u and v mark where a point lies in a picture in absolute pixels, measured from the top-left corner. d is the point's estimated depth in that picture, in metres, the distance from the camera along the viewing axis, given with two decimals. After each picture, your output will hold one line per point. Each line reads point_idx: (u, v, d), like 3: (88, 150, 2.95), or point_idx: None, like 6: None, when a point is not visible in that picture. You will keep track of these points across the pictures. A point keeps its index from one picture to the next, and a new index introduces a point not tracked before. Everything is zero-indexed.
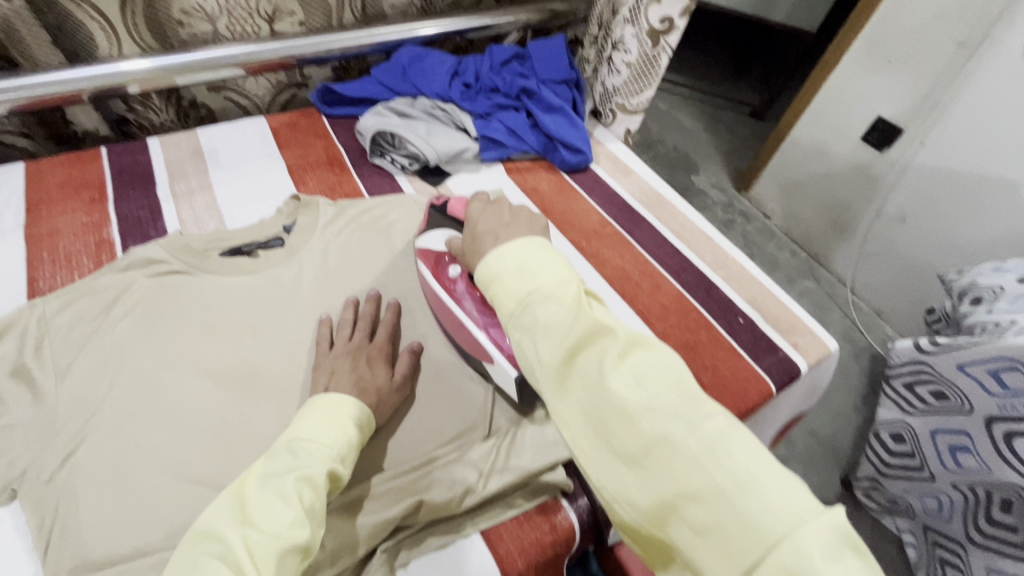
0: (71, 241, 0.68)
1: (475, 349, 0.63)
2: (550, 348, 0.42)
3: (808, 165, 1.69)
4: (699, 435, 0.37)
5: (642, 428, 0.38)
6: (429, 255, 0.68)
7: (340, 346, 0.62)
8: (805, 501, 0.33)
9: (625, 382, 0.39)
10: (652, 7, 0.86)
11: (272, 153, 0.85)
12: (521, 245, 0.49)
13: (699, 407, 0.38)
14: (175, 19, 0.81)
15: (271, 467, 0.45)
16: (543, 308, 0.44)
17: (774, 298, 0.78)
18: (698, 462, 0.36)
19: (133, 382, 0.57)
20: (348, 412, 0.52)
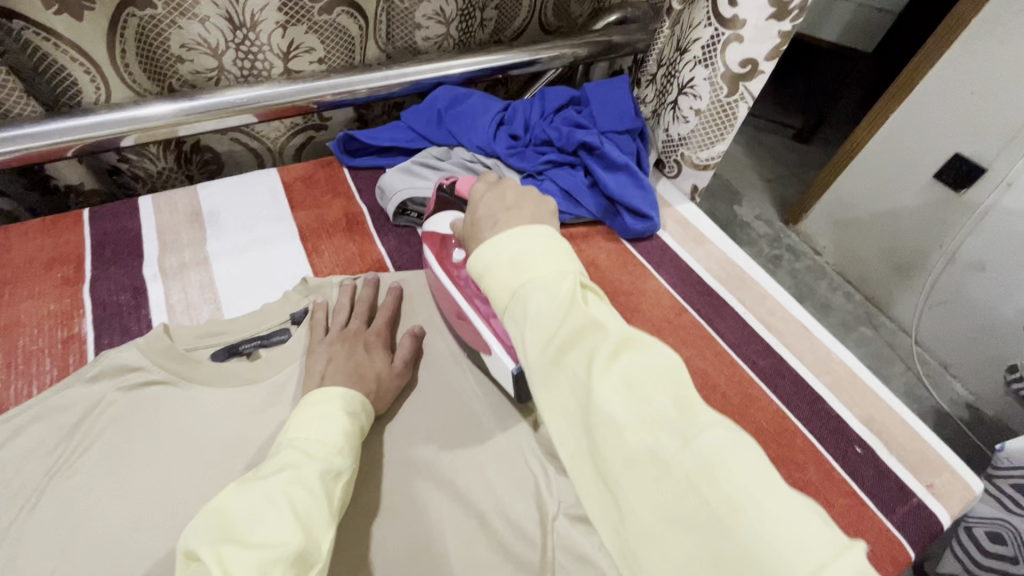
0: (34, 337, 0.56)
1: (474, 337, 0.59)
2: (537, 346, 0.36)
3: (870, 202, 1.50)
4: (696, 452, 0.30)
5: (629, 442, 0.31)
6: (434, 238, 0.63)
7: (334, 333, 0.58)
8: (822, 536, 0.26)
9: (614, 388, 0.33)
10: (731, 48, 0.69)
11: (283, 214, 0.72)
12: (514, 235, 0.42)
13: (700, 417, 0.31)
14: (175, 55, 0.69)
15: (259, 471, 0.40)
16: (532, 299, 0.37)
17: (892, 415, 0.63)
18: (691, 483, 0.29)
19: (95, 547, 0.45)
20: (341, 403, 0.48)
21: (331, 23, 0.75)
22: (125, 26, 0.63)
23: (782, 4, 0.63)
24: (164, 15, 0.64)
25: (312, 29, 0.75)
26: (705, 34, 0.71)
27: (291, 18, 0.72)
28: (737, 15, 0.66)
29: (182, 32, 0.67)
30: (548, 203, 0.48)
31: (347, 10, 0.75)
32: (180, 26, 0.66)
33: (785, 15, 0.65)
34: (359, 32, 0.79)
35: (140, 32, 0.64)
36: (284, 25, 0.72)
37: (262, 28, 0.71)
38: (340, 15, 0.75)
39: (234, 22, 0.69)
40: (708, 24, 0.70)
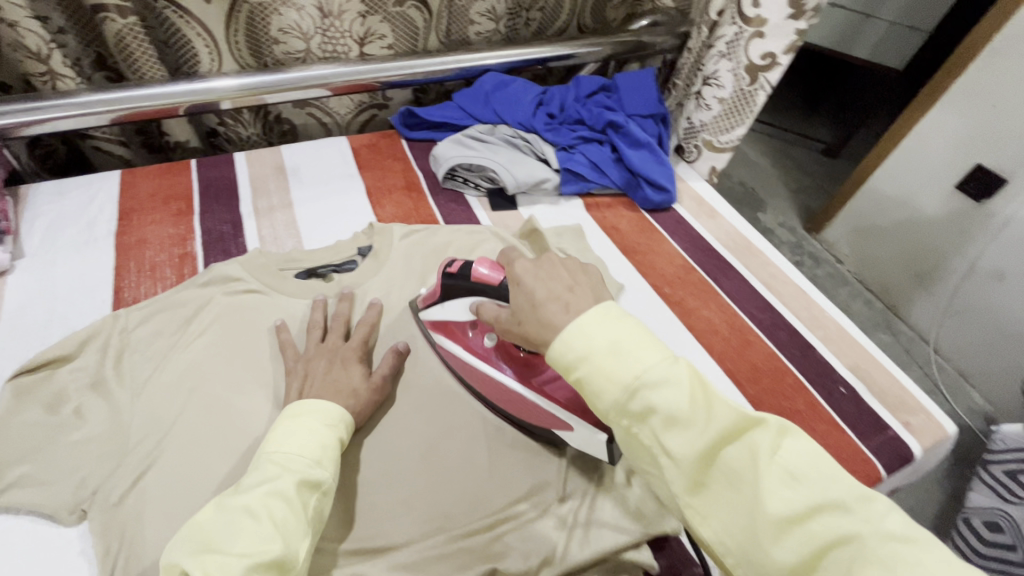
0: (157, 252, 0.69)
1: (538, 416, 0.56)
2: (685, 443, 0.36)
3: (891, 212, 1.55)
4: (882, 533, 0.31)
5: (812, 528, 0.32)
6: (453, 330, 0.62)
7: (313, 348, 0.60)
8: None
9: (781, 480, 0.33)
10: (753, 43, 0.79)
11: (351, 173, 0.85)
12: (591, 317, 0.41)
13: (871, 501, 0.33)
14: (273, 37, 0.83)
15: (243, 483, 0.43)
16: (662, 397, 0.36)
17: (877, 366, 0.71)
18: (889, 568, 0.30)
19: (205, 403, 0.56)
20: (319, 417, 0.50)
21: (401, 14, 0.89)
22: (238, 13, 0.78)
23: (800, 6, 0.74)
24: (270, 2, 0.78)
25: (385, 19, 0.88)
26: (730, 32, 0.80)
27: (370, 9, 0.85)
28: (759, 14, 0.76)
29: (282, 17, 0.81)
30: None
31: (416, 4, 0.88)
32: (279, 13, 0.80)
33: (801, 16, 0.75)
34: (423, 24, 0.92)
35: (250, 17, 0.79)
36: (364, 14, 0.86)
37: (346, 16, 0.85)
38: (409, 8, 0.89)
39: (323, 11, 0.83)
40: (733, 23, 0.80)
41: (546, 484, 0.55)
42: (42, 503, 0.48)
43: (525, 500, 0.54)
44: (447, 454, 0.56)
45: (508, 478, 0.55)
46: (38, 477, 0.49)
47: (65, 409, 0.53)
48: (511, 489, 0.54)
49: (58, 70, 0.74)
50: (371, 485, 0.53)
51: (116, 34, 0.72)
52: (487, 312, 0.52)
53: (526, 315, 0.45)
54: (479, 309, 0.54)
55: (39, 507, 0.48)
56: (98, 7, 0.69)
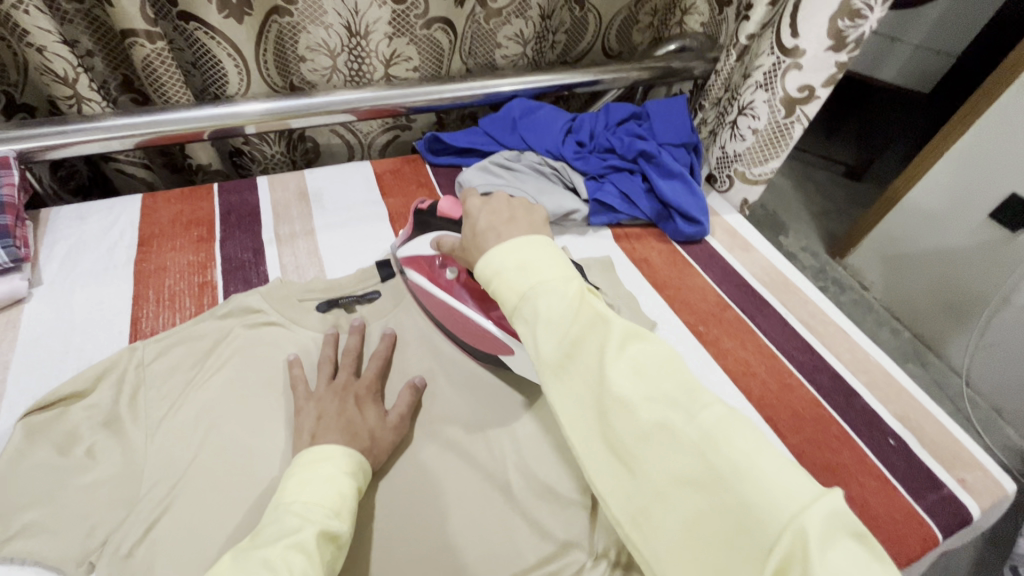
0: (176, 280, 0.67)
1: (487, 342, 0.61)
2: (551, 343, 0.38)
3: (922, 237, 1.47)
4: (699, 424, 0.34)
5: (639, 416, 0.35)
6: (420, 263, 0.65)
7: (323, 386, 0.57)
8: (803, 484, 0.30)
9: (625, 373, 0.36)
10: (791, 74, 0.76)
11: (375, 199, 0.83)
12: (517, 244, 0.44)
13: (697, 397, 0.35)
14: (300, 54, 0.82)
15: (258, 538, 0.39)
16: (543, 301, 0.39)
17: (926, 414, 0.67)
18: (695, 448, 0.33)
19: (222, 445, 0.53)
20: (339, 463, 0.47)
21: (428, 37, 0.88)
22: (268, 30, 0.78)
23: (840, 37, 0.70)
24: (298, 21, 0.78)
25: (412, 41, 0.87)
26: (768, 62, 0.78)
27: (398, 30, 0.84)
28: (798, 45, 0.73)
29: (310, 35, 0.80)
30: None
31: (442, 26, 0.87)
32: (308, 30, 0.80)
33: (841, 47, 0.71)
34: (449, 46, 0.91)
35: (278, 36, 0.80)
36: (391, 36, 0.84)
37: (373, 37, 0.83)
38: (436, 31, 0.88)
39: (351, 30, 0.82)
40: (771, 53, 0.77)
41: (578, 541, 0.51)
42: (49, 555, 0.45)
43: (557, 558, 0.50)
44: (475, 503, 0.53)
45: (538, 533, 0.51)
46: (47, 525, 0.46)
47: (77, 450, 0.51)
48: (542, 544, 0.51)
49: (83, 94, 0.72)
50: (395, 537, 0.50)
51: (143, 58, 0.71)
52: (444, 243, 0.57)
53: (469, 243, 0.49)
54: (440, 243, 0.58)
55: (45, 560, 0.45)
56: (127, 33, 0.68)
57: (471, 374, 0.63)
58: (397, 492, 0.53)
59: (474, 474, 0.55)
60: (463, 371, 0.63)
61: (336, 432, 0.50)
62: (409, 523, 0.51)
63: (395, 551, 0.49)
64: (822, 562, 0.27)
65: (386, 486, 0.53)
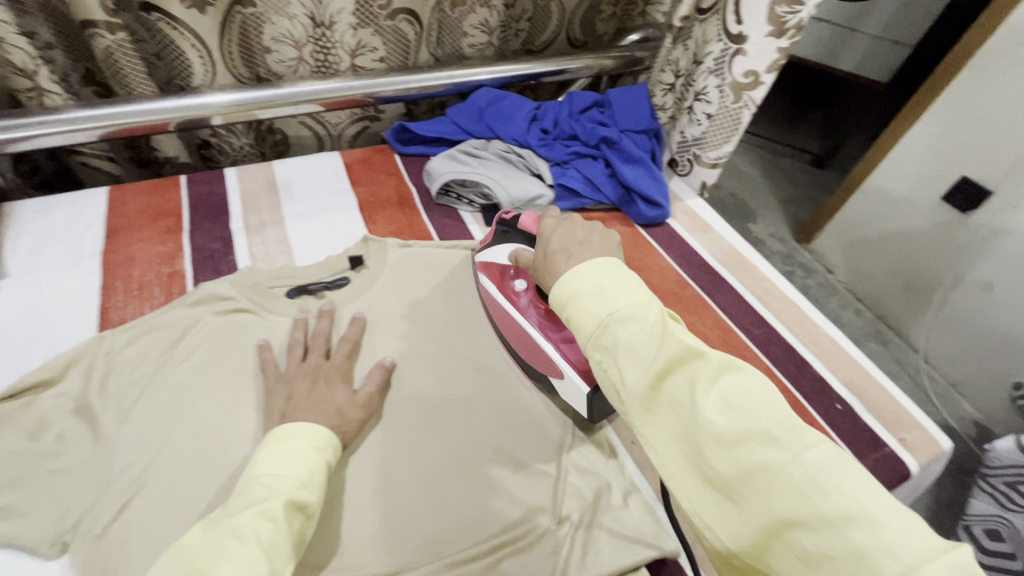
0: (144, 271, 0.68)
1: (543, 362, 0.60)
2: (636, 373, 0.37)
3: (881, 220, 1.53)
4: (804, 464, 0.32)
5: (738, 455, 0.33)
6: (492, 269, 0.66)
7: (293, 368, 0.58)
8: (930, 538, 0.28)
9: (718, 409, 0.35)
10: (737, 60, 0.79)
11: (345, 189, 0.84)
12: (592, 267, 0.43)
13: (802, 434, 0.33)
14: (265, 46, 0.82)
15: (225, 510, 0.41)
16: (623, 330, 0.38)
17: (872, 381, 0.71)
18: (804, 493, 0.31)
19: (194, 428, 0.54)
20: (308, 439, 0.49)
21: (393, 28, 0.89)
22: (231, 21, 0.78)
23: (778, 23, 0.73)
24: (262, 12, 0.78)
25: (377, 32, 0.88)
26: (716, 48, 0.81)
27: (362, 21, 0.85)
28: (742, 31, 0.77)
29: (274, 26, 0.80)
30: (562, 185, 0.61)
31: (407, 17, 0.88)
32: (273, 21, 0.80)
33: (782, 33, 0.74)
34: (415, 36, 0.92)
35: (243, 26, 0.79)
36: (356, 27, 0.85)
37: (338, 28, 0.84)
38: (401, 22, 0.89)
39: (315, 20, 0.82)
40: (720, 40, 0.80)
41: (542, 508, 0.54)
42: (21, 537, 0.46)
43: (522, 524, 0.53)
44: (442, 475, 0.55)
45: (504, 501, 0.54)
46: (18, 509, 0.47)
47: (47, 435, 0.51)
48: (508, 511, 0.53)
49: (44, 86, 0.72)
50: (366, 509, 0.52)
51: (105, 49, 0.71)
52: (522, 257, 0.58)
53: (541, 265, 0.50)
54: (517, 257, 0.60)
55: (17, 542, 0.46)
56: (87, 24, 0.68)
57: (440, 355, 0.65)
58: (367, 468, 0.54)
59: (442, 448, 0.57)
60: (432, 352, 0.65)
61: (305, 411, 0.52)
62: (379, 496, 0.53)
63: (366, 523, 0.51)
64: None
65: (357, 461, 0.55)
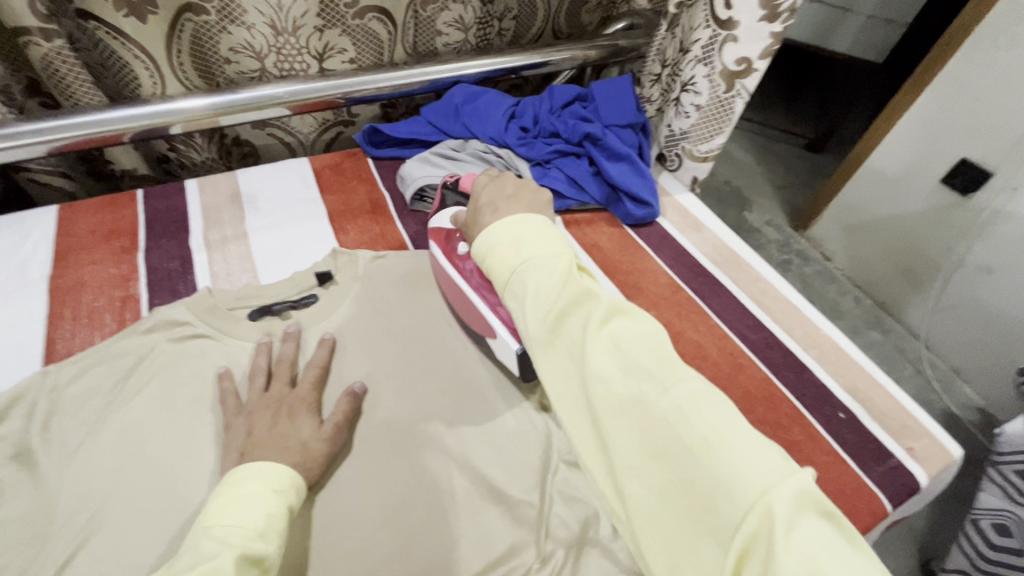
0: (96, 296, 0.63)
1: (479, 323, 0.61)
2: (537, 318, 0.44)
3: (880, 206, 1.49)
4: (673, 397, 0.37)
5: (618, 391, 0.39)
6: (438, 234, 0.66)
7: (254, 399, 0.54)
8: (772, 463, 0.33)
9: (605, 350, 0.40)
10: (728, 47, 0.74)
11: (313, 197, 0.79)
12: (512, 223, 0.50)
13: (675, 371, 0.39)
14: (223, 56, 0.77)
15: (174, 567, 0.37)
16: (533, 278, 0.45)
17: (877, 386, 0.67)
18: (668, 423, 0.37)
19: (146, 470, 0.50)
20: (267, 481, 0.44)
21: (362, 27, 0.83)
22: (181, 31, 0.73)
23: (773, 8, 0.68)
24: (215, 21, 0.73)
25: (345, 32, 0.82)
26: (704, 35, 0.75)
27: (328, 22, 0.80)
28: (731, 16, 0.71)
29: (231, 37, 0.75)
30: (541, 193, 0.57)
31: (378, 15, 0.83)
32: (229, 32, 0.75)
33: (775, 17, 0.69)
34: (388, 36, 0.87)
35: (195, 36, 0.74)
36: (321, 28, 0.80)
37: (302, 32, 0.79)
38: (371, 20, 0.83)
39: (277, 28, 0.77)
40: (707, 26, 0.74)
41: (526, 543, 0.50)
42: None
43: (503, 560, 0.49)
44: (418, 512, 0.51)
45: (483, 535, 0.50)
46: None
47: None
48: (487, 548, 0.49)
49: None
50: (335, 555, 0.48)
51: (41, 58, 0.65)
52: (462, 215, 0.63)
53: (474, 220, 0.58)
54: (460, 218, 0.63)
55: None
56: (19, 31, 0.62)
57: (415, 376, 0.61)
58: (337, 508, 0.50)
59: (418, 482, 0.53)
60: (405, 372, 0.61)
61: (264, 449, 0.48)
62: (346, 542, 0.49)
63: (336, 569, 0.47)
64: (784, 536, 0.30)
65: (325, 497, 0.51)
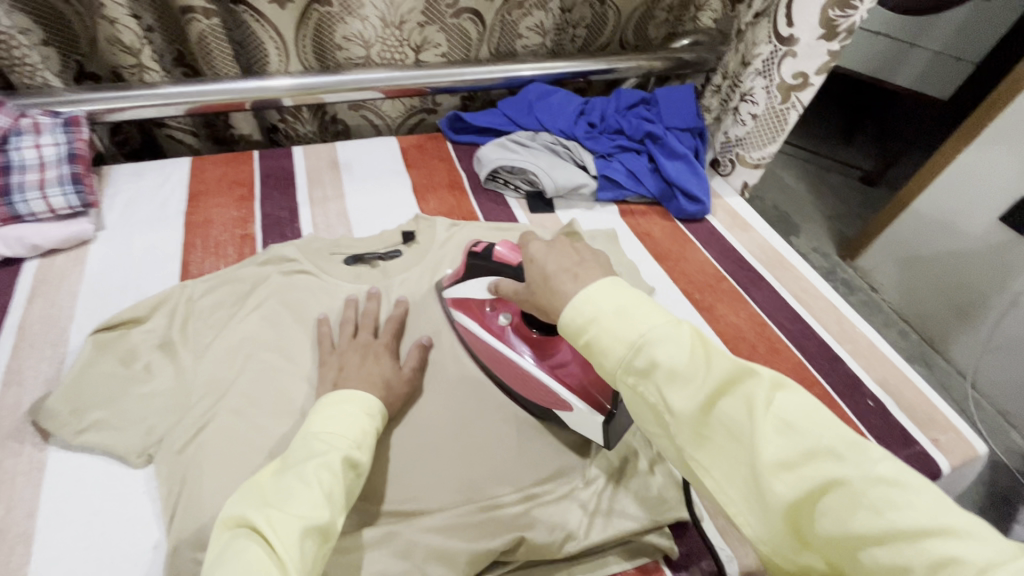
0: (221, 232, 0.75)
1: (545, 398, 0.58)
2: (685, 400, 0.36)
3: (933, 241, 1.48)
4: (870, 476, 0.31)
5: (796, 473, 0.32)
6: (471, 305, 0.65)
7: (344, 343, 0.62)
8: (1001, 544, 0.27)
9: (776, 431, 0.33)
10: (786, 62, 0.81)
11: (399, 170, 0.90)
12: (604, 287, 0.42)
13: (862, 449, 0.32)
14: (337, 43, 0.90)
15: (289, 458, 0.44)
16: (664, 351, 0.37)
17: (906, 381, 0.71)
18: (874, 509, 0.30)
19: (259, 371, 0.60)
20: (362, 405, 0.51)
21: (457, 26, 0.94)
22: (308, 18, 0.86)
23: (831, 27, 0.75)
24: (336, 12, 0.85)
25: (442, 29, 0.94)
26: (766, 50, 0.83)
27: (429, 19, 0.91)
28: (792, 34, 0.78)
29: (346, 26, 0.87)
30: None
31: (471, 16, 0.94)
32: (345, 22, 0.87)
33: (833, 36, 0.76)
34: (477, 35, 0.98)
35: (318, 23, 0.87)
36: (423, 24, 0.92)
37: (406, 26, 0.91)
38: (465, 21, 0.94)
39: (385, 21, 0.89)
40: (770, 43, 0.82)
41: (570, 469, 0.57)
42: (116, 447, 0.53)
43: (551, 480, 0.56)
44: (482, 434, 0.59)
45: (536, 458, 0.58)
46: (113, 423, 0.54)
47: (137, 364, 0.58)
48: (535, 470, 0.57)
49: (145, 64, 0.80)
50: (410, 458, 0.56)
51: (199, 34, 0.79)
52: (505, 288, 0.55)
53: (538, 286, 0.48)
54: (496, 289, 0.57)
55: (113, 451, 0.53)
56: (185, 9, 0.76)
57: None
58: (411, 421, 0.59)
59: (481, 410, 0.61)
60: None
61: (356, 381, 0.55)
62: (419, 449, 0.57)
63: (408, 466, 0.55)
64: None
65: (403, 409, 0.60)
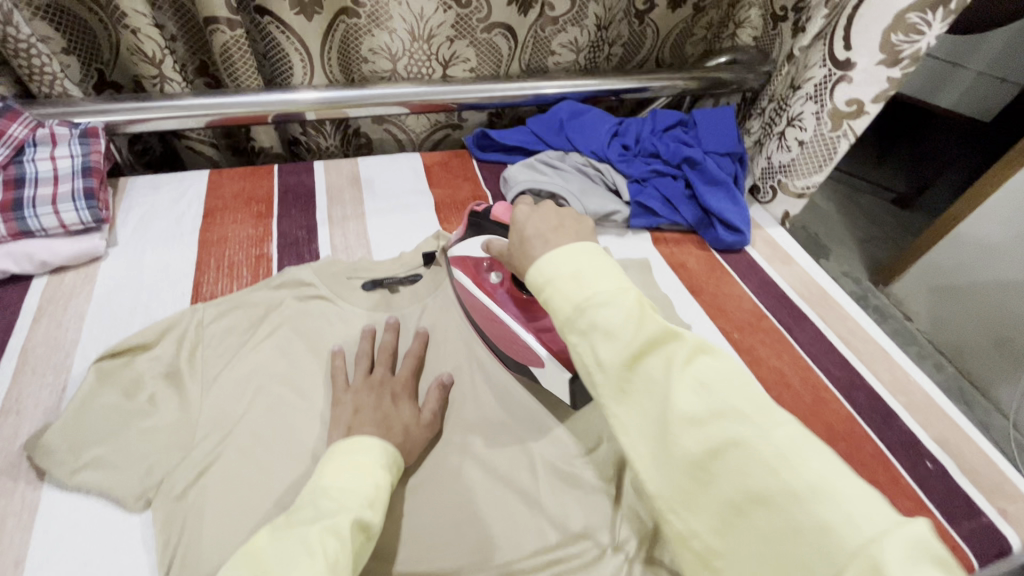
0: (236, 251, 0.72)
1: (520, 351, 0.60)
2: (610, 352, 0.36)
3: (973, 270, 1.39)
4: (774, 440, 0.31)
5: (705, 430, 0.32)
6: (467, 263, 0.65)
7: (359, 381, 0.58)
8: (880, 510, 0.28)
9: (692, 391, 0.33)
10: (840, 87, 0.76)
11: (422, 189, 0.86)
12: (565, 252, 0.41)
13: (772, 413, 0.32)
14: (363, 56, 0.87)
15: (292, 518, 0.39)
16: (603, 313, 0.36)
17: (966, 439, 0.65)
18: (770, 468, 0.30)
19: (269, 406, 0.57)
20: (374, 456, 0.47)
21: (488, 40, 0.91)
22: (335, 31, 0.83)
23: (894, 53, 0.70)
24: (364, 24, 0.82)
25: (471, 44, 0.90)
26: (819, 74, 0.78)
27: (459, 33, 0.88)
28: (850, 58, 0.74)
29: (373, 39, 0.84)
30: None
31: (503, 32, 0.90)
32: (373, 34, 0.84)
33: (896, 63, 0.71)
34: (508, 51, 0.94)
35: (345, 36, 0.84)
36: (452, 39, 0.88)
37: (435, 40, 0.88)
38: (496, 36, 0.91)
39: (414, 35, 0.86)
40: (823, 66, 0.78)
41: (599, 529, 0.52)
42: (114, 488, 0.49)
43: (577, 541, 0.51)
44: (503, 485, 0.55)
45: (561, 515, 0.53)
46: (111, 461, 0.51)
47: (140, 396, 0.55)
48: (560, 528, 0.52)
49: (167, 75, 0.77)
50: (426, 509, 0.52)
51: (223, 45, 0.76)
52: (495, 246, 0.56)
53: (519, 255, 0.47)
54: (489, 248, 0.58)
55: (111, 492, 0.49)
56: (210, 19, 0.73)
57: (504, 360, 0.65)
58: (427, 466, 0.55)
59: (503, 457, 0.57)
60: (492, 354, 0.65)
61: (372, 426, 0.51)
62: (436, 500, 0.53)
63: (425, 519, 0.51)
64: None
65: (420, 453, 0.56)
